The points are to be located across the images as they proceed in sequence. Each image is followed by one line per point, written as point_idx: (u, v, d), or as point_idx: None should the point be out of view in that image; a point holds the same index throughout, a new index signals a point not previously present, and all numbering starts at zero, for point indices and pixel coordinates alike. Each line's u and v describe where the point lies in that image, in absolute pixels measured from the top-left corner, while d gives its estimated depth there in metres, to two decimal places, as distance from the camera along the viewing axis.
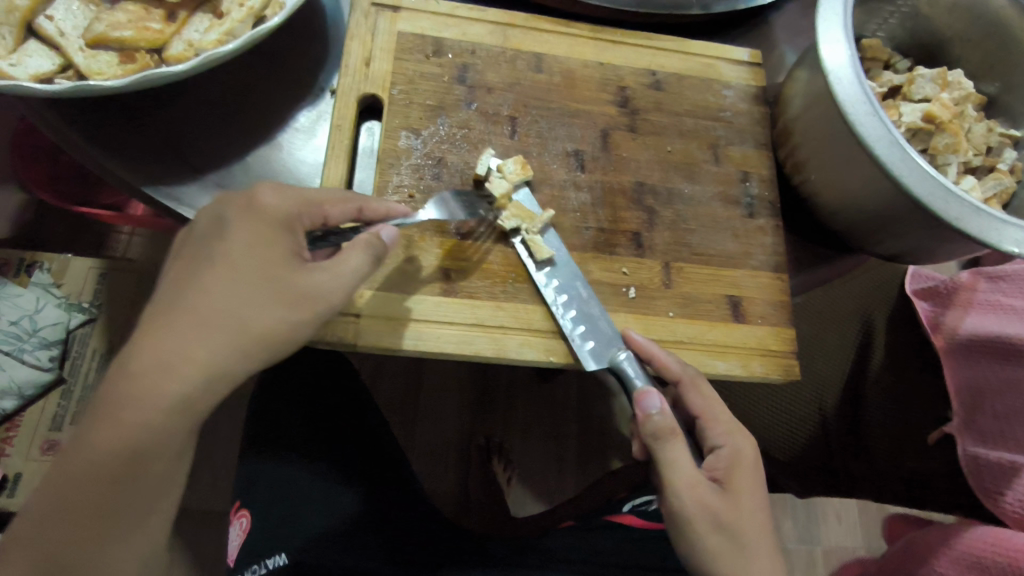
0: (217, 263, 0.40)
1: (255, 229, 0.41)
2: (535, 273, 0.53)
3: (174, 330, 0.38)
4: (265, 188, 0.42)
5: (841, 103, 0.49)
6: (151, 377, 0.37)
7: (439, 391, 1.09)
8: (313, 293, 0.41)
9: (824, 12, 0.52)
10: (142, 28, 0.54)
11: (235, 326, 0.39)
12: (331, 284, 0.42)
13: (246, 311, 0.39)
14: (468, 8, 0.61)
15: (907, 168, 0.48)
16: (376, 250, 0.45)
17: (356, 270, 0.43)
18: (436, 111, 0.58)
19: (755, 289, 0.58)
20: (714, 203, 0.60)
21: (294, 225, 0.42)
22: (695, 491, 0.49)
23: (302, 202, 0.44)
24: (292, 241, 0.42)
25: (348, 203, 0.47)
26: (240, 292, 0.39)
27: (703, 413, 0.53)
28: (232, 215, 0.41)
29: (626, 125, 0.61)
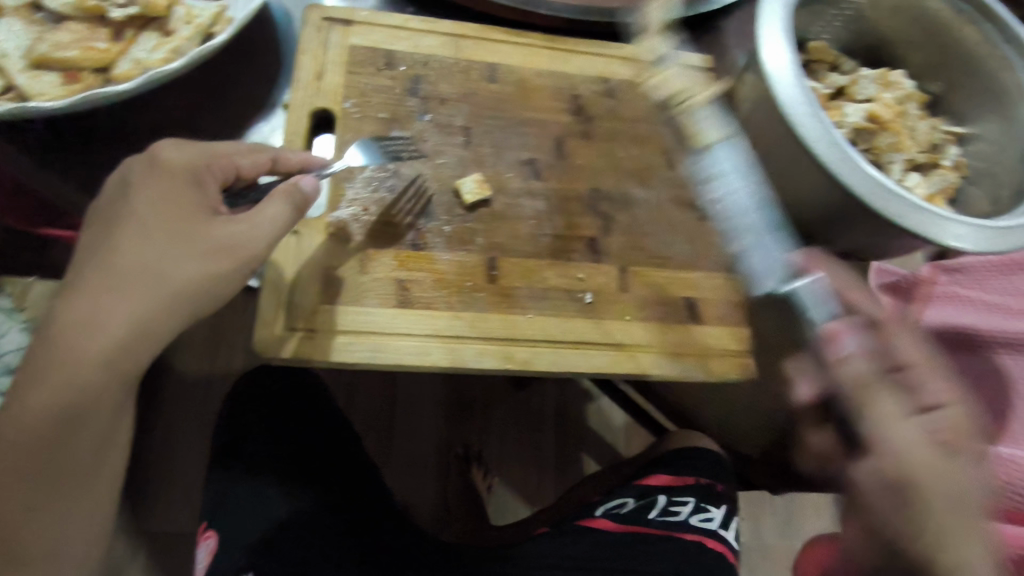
0: (131, 219, 0.41)
1: (162, 186, 0.42)
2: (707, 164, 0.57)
3: (97, 293, 0.40)
4: (167, 144, 0.44)
5: (781, 105, 0.51)
6: (78, 335, 0.41)
7: (415, 406, 1.09)
8: (233, 248, 0.42)
9: (764, 16, 0.53)
10: (87, 48, 0.54)
11: (151, 279, 0.41)
12: (248, 235, 0.43)
13: (161, 265, 0.41)
14: (420, 21, 0.61)
15: (847, 168, 0.49)
16: (297, 200, 0.45)
17: (272, 220, 0.44)
18: (390, 124, 0.58)
19: (711, 290, 0.59)
20: (668, 207, 0.61)
21: (202, 179, 0.44)
22: (917, 450, 0.45)
23: (206, 152, 0.45)
24: (205, 197, 0.44)
25: (260, 154, 0.48)
26: (152, 247, 0.41)
27: (913, 362, 0.51)
28: (137, 174, 0.42)
29: (580, 132, 0.62)
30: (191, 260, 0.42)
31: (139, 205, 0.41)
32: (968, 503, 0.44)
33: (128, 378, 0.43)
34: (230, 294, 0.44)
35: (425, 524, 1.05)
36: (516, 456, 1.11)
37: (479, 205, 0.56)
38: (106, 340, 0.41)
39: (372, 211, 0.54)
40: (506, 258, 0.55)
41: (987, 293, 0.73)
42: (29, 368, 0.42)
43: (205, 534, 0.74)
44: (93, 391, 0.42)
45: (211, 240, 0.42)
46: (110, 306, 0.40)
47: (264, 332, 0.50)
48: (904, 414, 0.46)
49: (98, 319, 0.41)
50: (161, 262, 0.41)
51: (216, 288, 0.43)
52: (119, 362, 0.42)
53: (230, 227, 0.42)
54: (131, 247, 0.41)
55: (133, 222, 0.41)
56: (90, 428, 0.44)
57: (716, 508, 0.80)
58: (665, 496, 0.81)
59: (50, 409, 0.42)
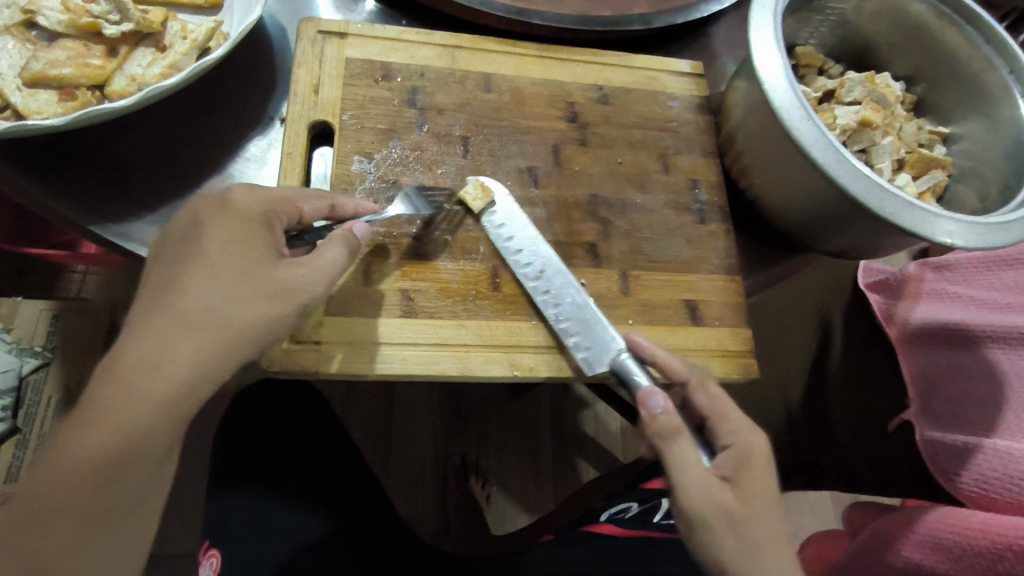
0: (198, 259, 0.41)
1: (231, 226, 0.43)
2: (844, 176, 0.50)
3: (165, 333, 0.39)
4: (238, 189, 0.46)
5: (777, 110, 0.52)
6: (134, 379, 0.38)
7: (413, 416, 1.10)
8: (293, 287, 0.44)
9: (757, 25, 0.54)
10: (82, 64, 0.54)
11: (216, 322, 0.40)
12: (310, 278, 0.45)
13: (230, 307, 0.41)
14: (415, 33, 0.62)
15: (842, 168, 0.50)
16: (352, 245, 0.48)
17: (333, 263, 0.46)
18: (388, 135, 0.58)
19: (711, 292, 0.60)
20: (666, 211, 0.62)
21: (269, 222, 0.46)
22: (704, 489, 0.47)
23: (273, 198, 0.47)
24: (270, 237, 0.45)
25: (320, 200, 0.50)
26: (220, 288, 0.41)
27: (711, 415, 0.52)
28: (208, 214, 0.43)
29: (577, 139, 0.62)
30: (258, 303, 0.42)
31: (208, 242, 0.42)
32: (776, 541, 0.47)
33: (170, 431, 0.39)
34: (278, 336, 0.44)
35: (426, 537, 1.04)
36: (513, 465, 1.12)
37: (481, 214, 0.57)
38: (168, 385, 0.39)
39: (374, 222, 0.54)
40: (510, 266, 0.55)
41: (975, 290, 0.77)
42: (72, 425, 0.38)
43: (208, 553, 0.73)
44: (137, 444, 0.38)
45: (277, 281, 0.43)
46: (174, 346, 0.39)
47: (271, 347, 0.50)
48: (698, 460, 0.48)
49: (162, 359, 0.39)
50: (228, 305, 0.41)
51: (273, 329, 0.43)
52: (171, 411, 0.39)
53: (293, 270, 0.44)
54: (199, 288, 0.41)
55: (199, 260, 0.41)
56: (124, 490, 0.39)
57: None
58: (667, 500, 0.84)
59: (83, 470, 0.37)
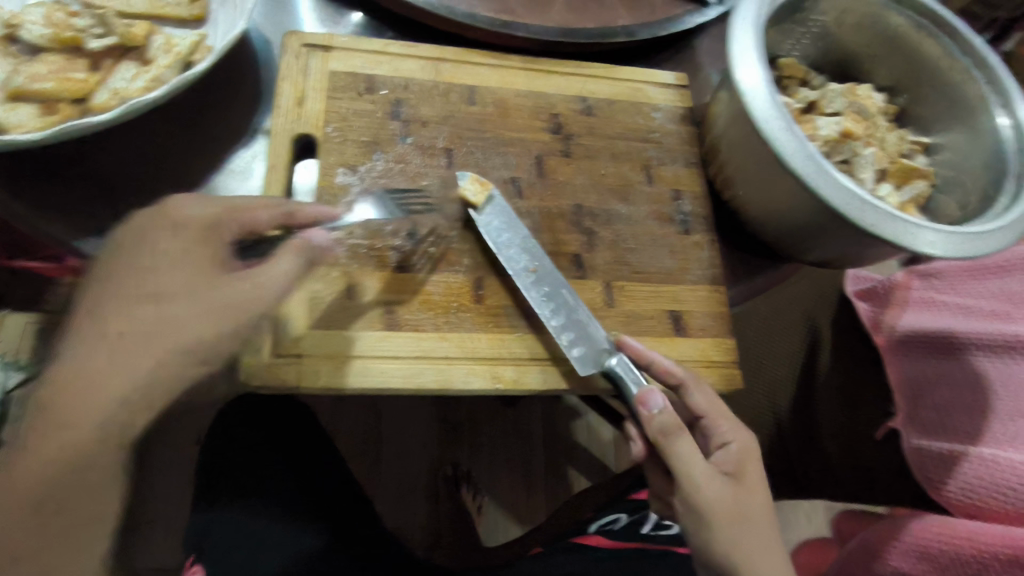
0: (139, 274, 0.41)
1: (173, 238, 0.42)
2: (824, 187, 0.50)
3: (104, 352, 0.38)
4: (181, 200, 0.44)
5: (757, 121, 0.52)
6: (74, 400, 0.37)
7: (404, 427, 1.10)
8: (239, 299, 0.41)
9: (738, 36, 0.55)
10: (63, 79, 0.54)
11: (155, 338, 0.39)
12: (255, 290, 0.41)
13: (169, 323, 0.39)
14: (399, 45, 0.62)
15: (822, 179, 0.50)
16: (308, 256, 0.44)
17: (282, 276, 0.42)
18: (371, 147, 0.58)
19: (694, 302, 0.60)
20: (650, 221, 0.62)
21: (217, 232, 0.43)
22: (708, 487, 0.49)
23: (224, 208, 0.44)
24: (218, 249, 0.43)
25: (275, 209, 0.47)
26: (158, 303, 0.40)
27: (709, 412, 0.53)
28: (149, 228, 0.42)
29: (561, 150, 0.63)
30: (198, 317, 0.40)
31: (149, 257, 0.41)
32: (769, 535, 0.50)
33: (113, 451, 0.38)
34: (225, 353, 0.41)
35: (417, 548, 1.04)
36: (504, 475, 1.12)
37: (464, 225, 0.57)
38: (109, 406, 0.38)
39: (358, 234, 0.54)
40: (493, 277, 0.55)
41: (960, 298, 0.77)
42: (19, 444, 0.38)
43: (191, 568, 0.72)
44: (80, 466, 0.37)
45: (222, 299, 0.40)
46: (112, 366, 0.38)
47: (252, 362, 0.49)
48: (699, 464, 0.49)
49: (101, 379, 0.38)
50: (181, 325, 0.39)
51: (218, 344, 0.40)
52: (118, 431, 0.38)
53: (236, 283, 0.41)
54: (152, 306, 0.39)
55: (140, 277, 0.40)
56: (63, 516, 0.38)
57: None
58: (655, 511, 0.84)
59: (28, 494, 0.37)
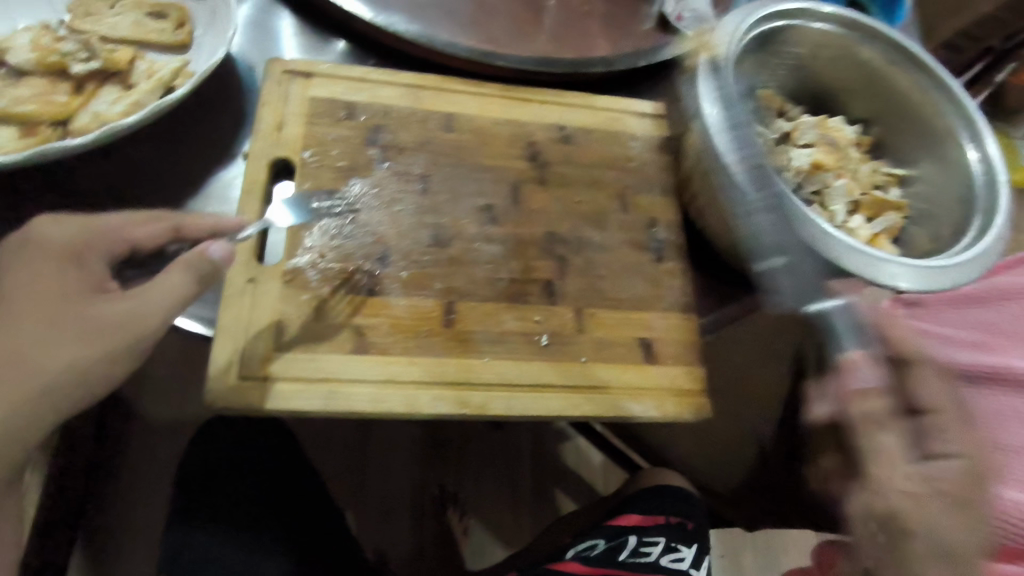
0: (12, 303, 0.45)
1: (41, 263, 0.46)
2: (790, 225, 0.54)
3: None
4: (48, 222, 0.48)
5: (722, 162, 0.55)
6: None
7: (391, 446, 1.09)
8: (113, 321, 0.45)
9: (704, 79, 0.58)
10: (46, 102, 0.55)
11: (33, 360, 0.45)
12: (134, 309, 0.45)
13: (46, 347, 0.45)
14: (379, 73, 0.63)
15: (787, 217, 0.54)
16: (201, 268, 0.46)
17: (169, 292, 0.46)
18: (348, 173, 0.59)
19: (666, 330, 0.60)
20: (624, 249, 0.62)
21: (82, 256, 0.47)
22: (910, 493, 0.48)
23: (86, 226, 0.48)
24: (89, 270, 0.47)
25: (160, 224, 0.50)
26: (34, 329, 0.45)
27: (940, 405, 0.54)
28: (22, 253, 0.47)
29: (536, 178, 0.63)
30: (75, 340, 0.45)
31: (17, 284, 0.46)
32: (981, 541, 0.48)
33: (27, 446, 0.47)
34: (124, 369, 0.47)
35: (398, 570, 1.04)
36: (491, 497, 1.11)
37: (436, 249, 0.57)
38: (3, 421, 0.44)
39: (329, 257, 0.55)
40: (464, 302, 0.56)
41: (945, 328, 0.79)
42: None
43: None
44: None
45: (102, 319, 0.45)
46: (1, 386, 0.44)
47: (218, 382, 0.50)
48: (902, 456, 0.49)
49: None
50: (45, 349, 0.45)
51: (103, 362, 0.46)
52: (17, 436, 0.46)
53: (111, 304, 0.46)
54: (26, 331, 0.45)
55: (11, 306, 0.45)
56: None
57: (688, 547, 0.82)
58: (636, 537, 0.83)
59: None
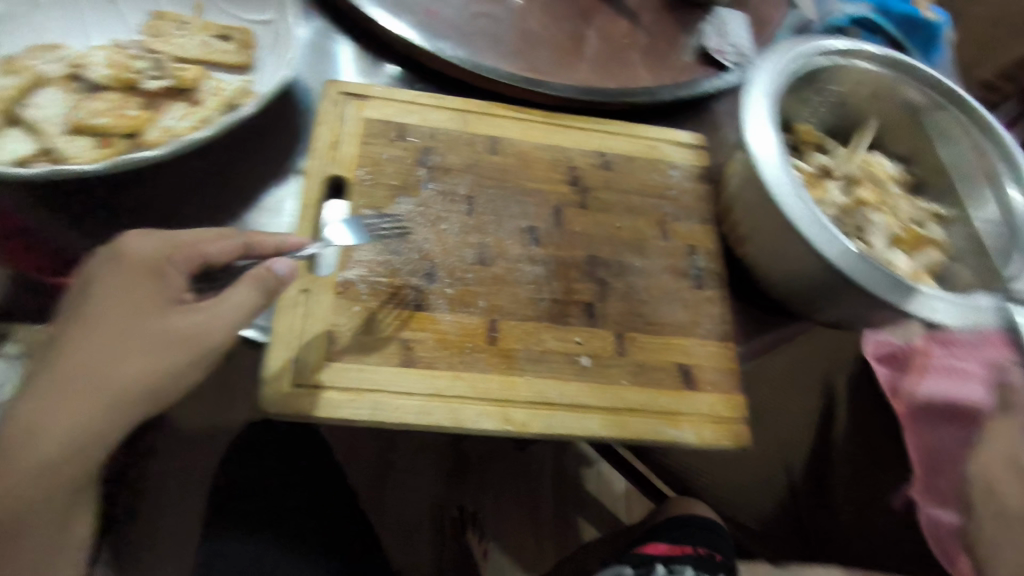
0: (88, 315, 0.46)
1: (125, 276, 0.48)
2: (833, 252, 0.53)
3: (57, 390, 0.44)
4: (132, 236, 0.50)
5: (769, 187, 0.55)
6: (32, 436, 0.44)
7: (416, 461, 1.11)
8: (188, 334, 0.47)
9: (750, 97, 0.58)
10: (118, 116, 0.58)
11: (104, 376, 0.45)
12: (209, 323, 0.47)
13: (117, 363, 0.45)
14: (430, 97, 0.66)
15: (831, 245, 0.53)
16: (268, 283, 0.50)
17: (238, 305, 0.48)
18: (398, 191, 0.61)
19: (705, 356, 0.61)
20: (663, 275, 0.63)
21: (163, 270, 0.49)
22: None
23: (169, 244, 0.50)
24: (165, 285, 0.48)
25: (228, 241, 0.52)
26: (107, 344, 0.45)
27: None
28: (105, 264, 0.48)
29: (579, 202, 0.65)
30: (148, 355, 0.46)
31: (97, 295, 0.47)
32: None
33: (91, 466, 0.46)
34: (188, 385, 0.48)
35: None
36: (512, 519, 1.12)
37: (480, 268, 0.59)
38: (63, 438, 0.44)
39: (378, 272, 0.57)
40: (507, 321, 0.57)
41: None
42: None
43: None
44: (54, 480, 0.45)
45: (173, 331, 0.47)
46: (67, 404, 0.44)
47: (271, 389, 0.52)
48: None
49: (57, 414, 0.44)
50: (114, 365, 0.45)
51: (173, 379, 0.47)
52: (81, 453, 0.45)
53: (188, 318, 0.47)
54: (99, 345, 0.45)
55: (86, 321, 0.46)
56: (42, 514, 0.47)
57: None
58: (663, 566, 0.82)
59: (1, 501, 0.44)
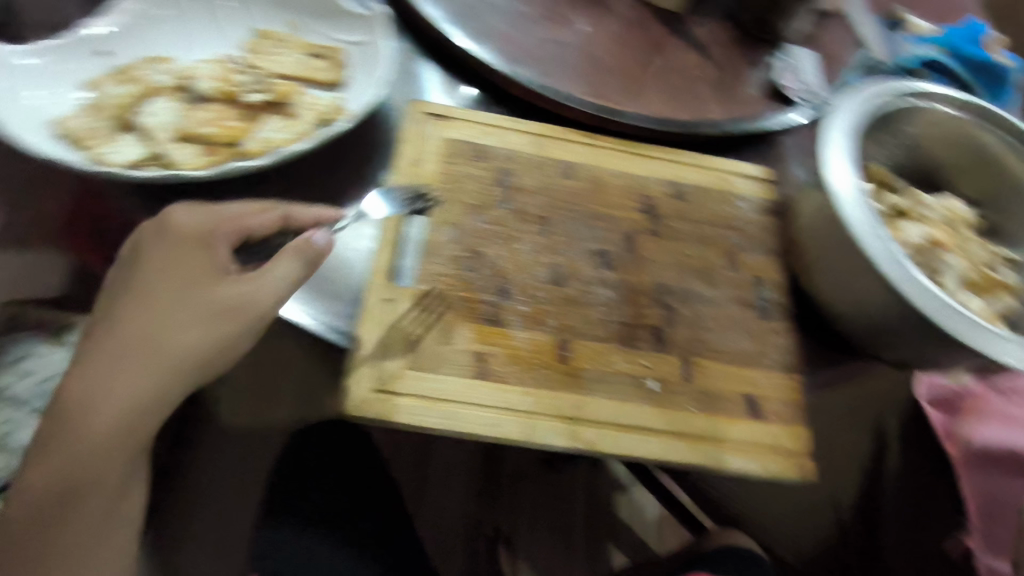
0: (138, 285, 0.51)
1: (170, 245, 0.52)
2: (910, 288, 0.54)
3: (113, 354, 0.49)
4: (178, 209, 0.54)
5: (847, 221, 0.56)
6: (93, 396, 0.49)
7: (449, 474, 1.14)
8: (233, 303, 0.51)
9: (830, 134, 0.60)
10: (223, 126, 0.62)
11: (155, 342, 0.49)
12: (251, 293, 0.51)
13: (168, 330, 0.50)
14: (510, 121, 0.69)
15: (909, 281, 0.54)
16: (307, 255, 0.53)
17: (282, 277, 0.52)
18: (476, 209, 0.63)
19: (770, 388, 0.61)
20: (730, 305, 0.64)
21: (210, 242, 0.53)
22: None
23: (214, 218, 0.54)
24: (209, 255, 0.52)
25: (269, 215, 0.56)
26: (158, 311, 0.50)
27: None
28: (153, 235, 0.52)
29: (649, 229, 0.66)
30: (198, 322, 0.50)
31: (147, 266, 0.51)
32: None
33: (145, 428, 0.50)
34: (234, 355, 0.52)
35: None
36: (544, 540, 1.12)
37: (553, 288, 0.61)
38: (119, 399, 0.49)
39: (456, 287, 0.59)
40: (578, 341, 0.59)
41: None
42: (54, 424, 0.49)
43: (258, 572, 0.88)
44: (113, 441, 0.49)
45: (217, 299, 0.51)
46: (121, 367, 0.49)
47: (353, 393, 0.53)
48: None
49: (113, 376, 0.49)
50: (166, 332, 0.50)
51: (218, 345, 0.51)
52: (139, 413, 0.49)
53: (232, 288, 0.51)
54: (150, 312, 0.50)
55: (139, 291, 0.50)
56: (104, 479, 0.50)
57: None
58: None
59: (71, 461, 0.49)
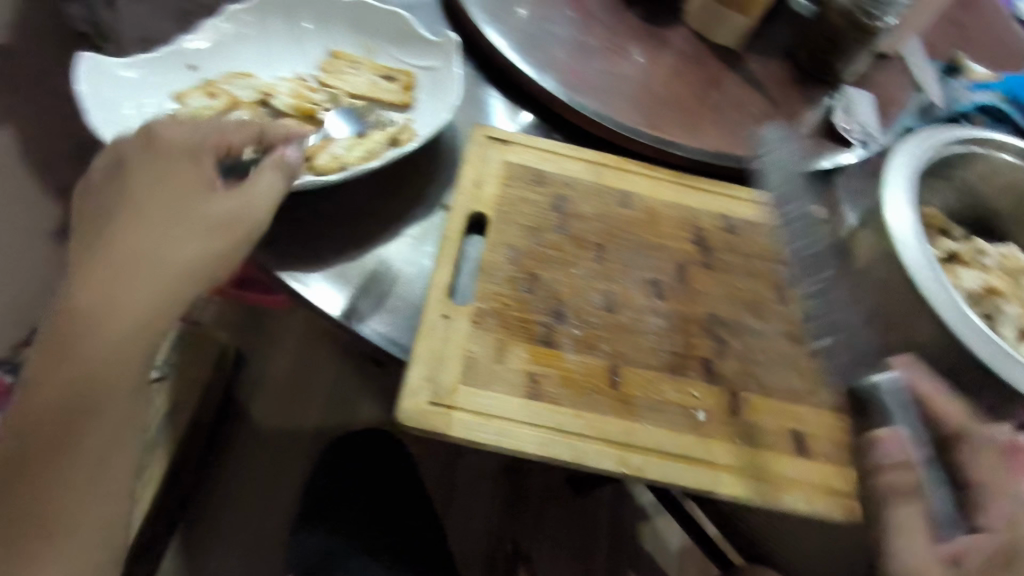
0: (135, 200, 0.55)
1: (162, 164, 0.57)
2: (968, 335, 0.55)
3: (120, 264, 0.53)
4: (163, 128, 0.58)
5: (907, 264, 0.58)
6: (99, 304, 0.53)
7: (474, 490, 1.17)
8: (227, 215, 0.55)
9: (893, 176, 0.62)
10: (298, 141, 0.65)
11: (157, 252, 0.54)
12: (240, 205, 0.56)
13: (172, 241, 0.54)
14: (570, 149, 0.71)
15: (967, 328, 0.56)
16: (285, 168, 0.59)
17: (268, 188, 0.57)
18: (534, 233, 0.65)
19: (818, 426, 0.61)
20: (780, 340, 0.65)
21: (197, 156, 0.58)
22: None
23: (198, 134, 0.59)
24: (198, 171, 0.57)
25: (247, 129, 0.60)
26: (160, 223, 0.55)
27: None
28: (142, 152, 0.57)
29: (701, 261, 0.67)
30: (198, 235, 0.55)
31: (140, 181, 0.56)
32: None
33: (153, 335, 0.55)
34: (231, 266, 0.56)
35: None
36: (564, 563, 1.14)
37: (606, 314, 0.62)
38: (130, 307, 0.53)
39: (513, 308, 0.61)
40: (628, 368, 0.60)
41: None
42: (61, 334, 0.53)
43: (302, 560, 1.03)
44: (123, 346, 0.53)
45: (212, 214, 0.55)
46: (129, 277, 0.53)
47: (409, 403, 0.55)
48: None
49: (121, 284, 0.53)
50: (170, 245, 0.54)
51: (217, 256, 0.55)
52: (152, 318, 0.54)
53: (223, 203, 0.56)
54: (152, 225, 0.55)
55: (136, 208, 0.55)
56: (114, 387, 0.54)
57: None
58: None
59: (88, 364, 0.53)
